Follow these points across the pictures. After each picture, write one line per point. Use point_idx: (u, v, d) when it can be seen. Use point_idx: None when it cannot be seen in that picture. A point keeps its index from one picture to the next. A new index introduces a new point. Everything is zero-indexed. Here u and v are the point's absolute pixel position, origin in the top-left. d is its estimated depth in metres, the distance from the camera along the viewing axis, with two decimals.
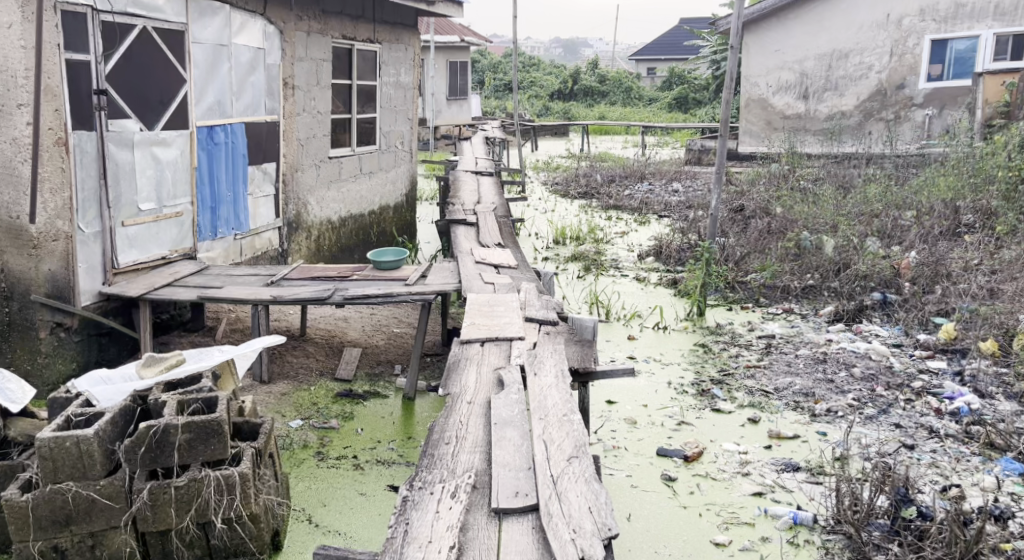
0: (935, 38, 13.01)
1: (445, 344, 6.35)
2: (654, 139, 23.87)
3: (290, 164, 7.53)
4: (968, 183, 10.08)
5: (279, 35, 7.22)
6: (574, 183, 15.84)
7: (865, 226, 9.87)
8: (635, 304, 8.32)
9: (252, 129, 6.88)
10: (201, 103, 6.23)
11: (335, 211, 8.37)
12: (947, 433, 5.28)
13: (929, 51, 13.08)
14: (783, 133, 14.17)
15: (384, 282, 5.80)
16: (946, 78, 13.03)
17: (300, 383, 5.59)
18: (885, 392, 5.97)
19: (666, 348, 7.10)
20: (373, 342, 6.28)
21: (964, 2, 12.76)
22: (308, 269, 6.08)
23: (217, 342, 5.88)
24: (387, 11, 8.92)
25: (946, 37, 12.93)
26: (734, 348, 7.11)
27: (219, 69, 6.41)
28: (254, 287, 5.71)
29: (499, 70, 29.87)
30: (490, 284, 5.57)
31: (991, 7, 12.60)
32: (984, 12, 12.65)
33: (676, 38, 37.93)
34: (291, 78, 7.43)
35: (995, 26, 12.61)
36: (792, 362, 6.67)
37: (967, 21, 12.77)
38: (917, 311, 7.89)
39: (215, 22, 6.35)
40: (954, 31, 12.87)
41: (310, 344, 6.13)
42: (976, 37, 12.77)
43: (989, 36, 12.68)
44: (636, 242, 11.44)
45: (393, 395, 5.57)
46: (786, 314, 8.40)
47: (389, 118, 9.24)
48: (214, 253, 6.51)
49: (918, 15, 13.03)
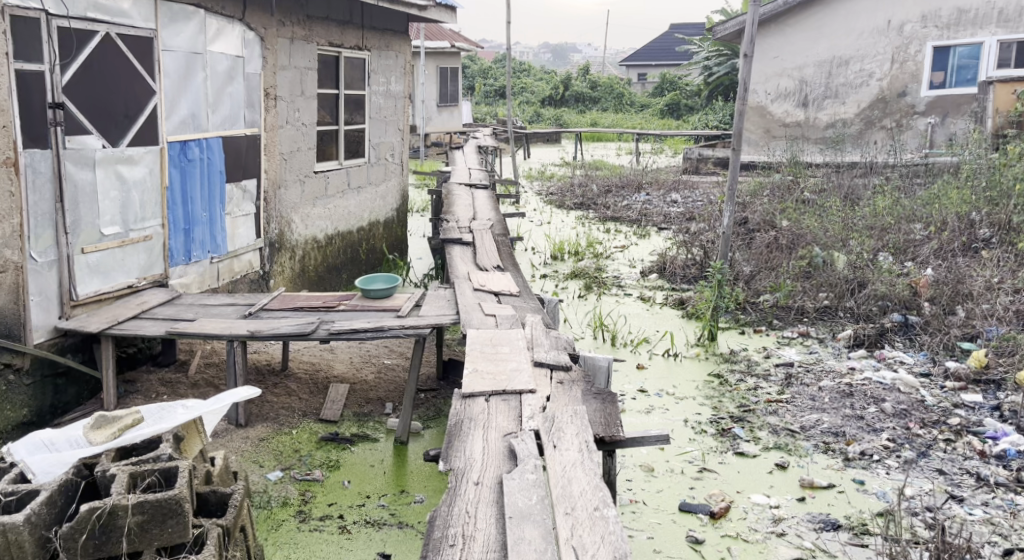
0: (937, 45, 12.55)
1: (440, 378, 5.83)
2: (648, 146, 23.36)
3: (272, 181, 7.00)
4: (981, 194, 9.61)
5: (260, 43, 6.69)
6: (570, 194, 15.31)
7: (877, 241, 9.39)
8: (642, 329, 7.80)
9: (230, 143, 6.35)
10: (173, 116, 5.70)
11: (321, 228, 7.83)
12: (997, 481, 4.77)
13: (931, 58, 12.62)
14: (783, 141, 13.69)
15: (374, 313, 5.28)
16: (949, 85, 12.57)
17: (281, 426, 5.05)
18: (921, 431, 5.46)
19: (679, 379, 6.58)
20: (362, 377, 5.74)
21: (966, 8, 12.32)
22: (289, 298, 5.54)
23: (189, 381, 5.32)
24: (376, 16, 8.41)
25: (949, 44, 12.47)
26: (751, 379, 6.59)
27: (193, 79, 5.89)
28: (230, 319, 5.16)
29: (489, 77, 29.36)
30: (490, 318, 5.04)
31: (994, 13, 12.18)
32: (987, 18, 12.22)
33: (667, 44, 37.64)
34: (273, 88, 6.90)
35: (999, 32, 12.18)
36: (817, 396, 6.15)
37: (970, 28, 12.32)
38: (941, 335, 7.39)
39: (188, 28, 5.82)
40: (957, 37, 12.41)
41: (292, 380, 5.58)
42: (979, 43, 12.32)
43: (993, 43, 12.23)
44: (637, 258, 10.92)
45: (384, 439, 5.04)
46: (802, 338, 7.90)
47: (379, 129, 8.72)
48: (188, 278, 5.97)
49: (921, 22, 12.59)
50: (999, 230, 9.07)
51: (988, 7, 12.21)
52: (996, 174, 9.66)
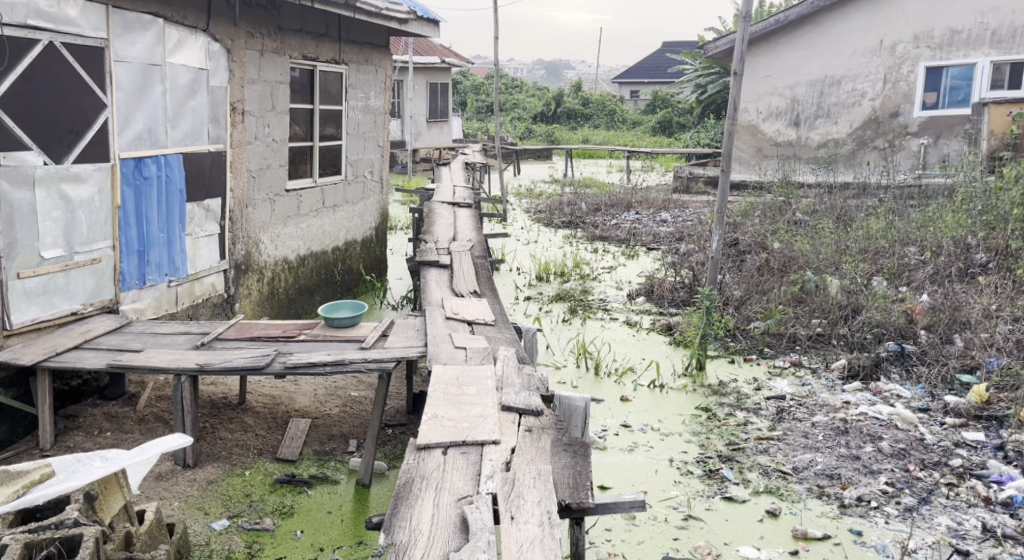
0: (930, 65, 12.29)
1: (409, 413, 5.46)
2: (638, 162, 23.07)
3: (239, 200, 6.64)
4: (977, 216, 9.30)
5: (226, 54, 6.35)
6: (559, 211, 14.96)
7: (872, 265, 9.07)
8: (627, 357, 7.44)
9: (191, 160, 6.00)
10: (127, 131, 5.38)
11: (293, 248, 7.47)
12: (1005, 533, 4.47)
13: (924, 79, 12.36)
14: (774, 161, 13.40)
15: (336, 345, 4.92)
16: (942, 106, 12.32)
17: (233, 466, 4.67)
18: (922, 474, 5.13)
19: (664, 413, 6.21)
20: (325, 412, 5.36)
21: (959, 29, 12.07)
22: (247, 328, 5.17)
23: (137, 415, 4.92)
24: (355, 29, 8.07)
25: (942, 65, 12.22)
26: (741, 414, 6.24)
27: (150, 92, 5.56)
28: (181, 351, 4.79)
29: (481, 92, 29.09)
30: (459, 352, 4.68)
31: (987, 34, 11.92)
32: (981, 39, 11.97)
33: (659, 62, 37.50)
34: (240, 103, 6.56)
35: (992, 53, 11.93)
36: (810, 433, 5.81)
37: (963, 48, 12.07)
38: (939, 367, 7.07)
39: (145, 38, 5.51)
40: (949, 58, 12.17)
41: (249, 414, 5.19)
42: (972, 64, 12.06)
43: (986, 64, 11.97)
44: (625, 279, 10.59)
45: (345, 481, 4.68)
46: (794, 368, 7.54)
47: (357, 146, 8.36)
48: (142, 304, 5.60)
49: (913, 42, 12.34)
50: (996, 255, 8.77)
51: (981, 28, 11.95)
52: (993, 196, 9.37)
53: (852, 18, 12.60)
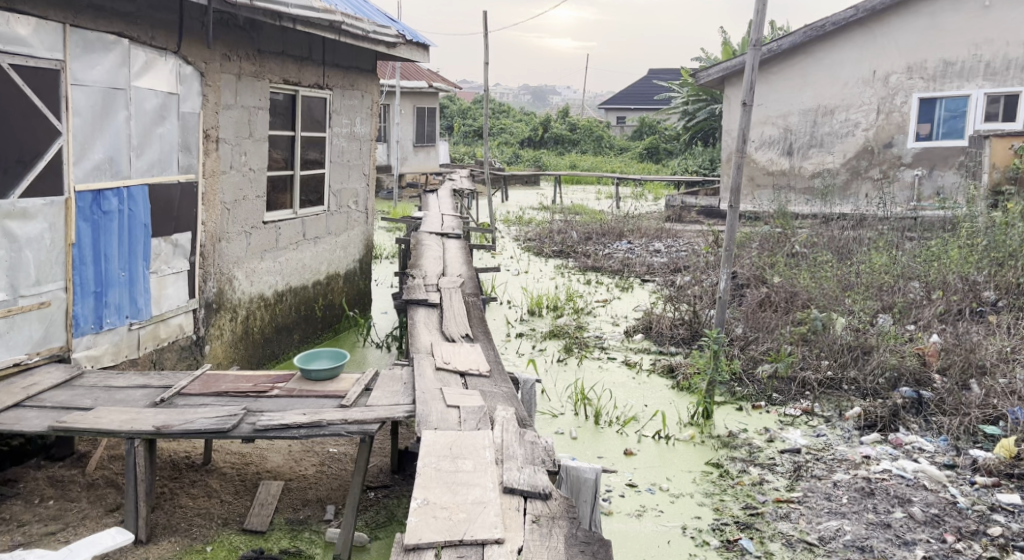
0: (923, 96, 11.95)
1: (393, 473, 4.94)
2: (627, 188, 22.64)
3: (211, 234, 6.13)
4: (983, 252, 8.90)
5: (200, 78, 5.85)
6: (549, 239, 14.50)
7: (878, 303, 8.60)
8: (629, 405, 6.91)
9: (158, 191, 5.50)
10: (84, 162, 4.90)
11: (270, 284, 6.96)
12: None
13: (917, 110, 12.02)
14: (769, 190, 12.98)
15: (313, 403, 4.40)
16: (936, 137, 11.98)
17: (193, 541, 4.15)
18: (962, 545, 4.77)
19: (673, 470, 5.72)
20: (300, 472, 4.82)
21: (952, 60, 11.73)
22: (213, 380, 4.63)
23: (86, 479, 4.38)
24: (340, 52, 7.59)
25: (935, 96, 11.88)
26: (754, 470, 5.76)
27: (112, 118, 5.08)
28: (136, 408, 4.26)
29: (468, 117, 28.75)
30: (452, 412, 4.16)
31: (981, 66, 11.59)
32: (974, 71, 11.63)
33: (645, 89, 37.35)
34: (214, 129, 6.06)
35: (986, 85, 11.58)
36: (833, 495, 5.34)
37: (957, 80, 11.74)
38: (961, 417, 6.56)
39: (108, 60, 5.04)
40: (943, 90, 11.83)
41: (214, 476, 4.65)
42: (966, 96, 11.71)
43: (980, 96, 11.62)
44: (620, 313, 10.10)
45: (321, 555, 4.17)
46: (807, 416, 7.03)
47: (341, 174, 7.86)
48: (98, 350, 5.07)
49: (906, 73, 11.99)
50: (1005, 293, 8.33)
51: (976, 59, 11.61)
52: (998, 230, 8.98)
53: (846, 48, 12.25)
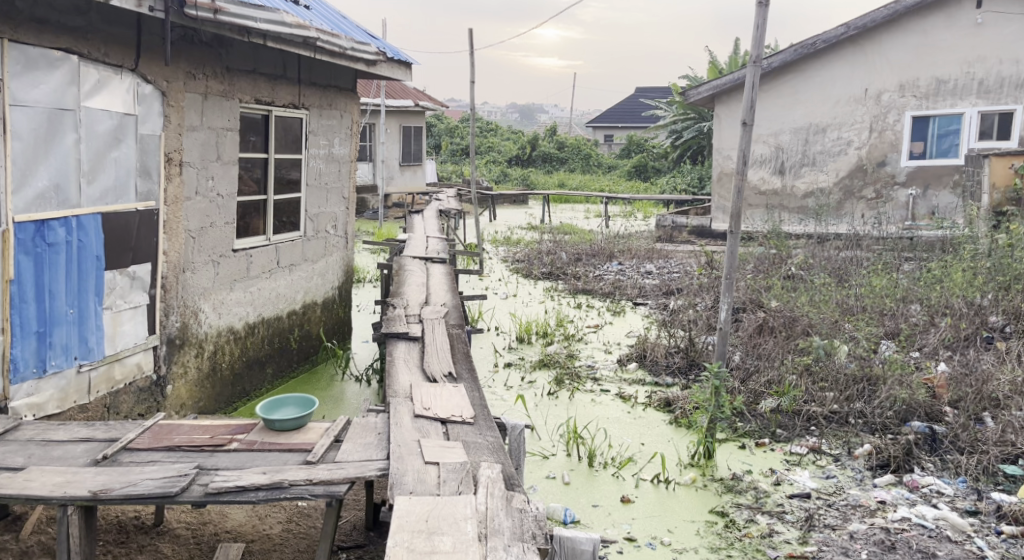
0: (916, 115, 11.60)
1: (367, 530, 4.47)
2: (616, 206, 22.23)
3: (174, 265, 5.67)
4: (987, 275, 8.46)
5: (161, 98, 5.41)
6: (538, 261, 14.07)
7: (881, 329, 8.17)
8: (624, 444, 6.46)
9: (114, 221, 5.04)
10: (25, 190, 4.46)
11: (240, 316, 6.48)
12: None
13: (910, 128, 11.67)
14: (761, 210, 12.59)
15: (276, 458, 3.92)
16: (929, 156, 11.62)
17: None
18: None
19: (675, 521, 5.30)
20: (265, 532, 4.34)
21: (946, 78, 11.40)
22: (167, 431, 4.16)
23: (19, 546, 3.92)
24: (316, 70, 7.16)
25: (929, 114, 11.53)
26: (762, 520, 5.32)
27: (59, 142, 4.64)
28: (75, 467, 3.79)
29: (455, 135, 28.36)
30: (428, 470, 3.70)
31: (975, 84, 11.24)
32: (968, 89, 11.28)
33: (633, 106, 37.12)
34: (177, 152, 5.60)
35: (980, 103, 11.23)
36: (851, 550, 4.93)
37: (950, 98, 11.39)
38: (978, 454, 6.06)
39: (55, 78, 4.60)
40: (936, 108, 11.49)
41: (167, 541, 4.16)
42: (960, 114, 11.37)
43: (973, 115, 11.28)
44: (613, 340, 9.65)
45: None
46: (814, 454, 6.50)
47: (318, 198, 7.40)
48: (40, 397, 4.61)
49: (899, 91, 11.64)
50: (1011, 318, 7.86)
51: (970, 77, 11.27)
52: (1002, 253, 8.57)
53: (840, 65, 11.89)
